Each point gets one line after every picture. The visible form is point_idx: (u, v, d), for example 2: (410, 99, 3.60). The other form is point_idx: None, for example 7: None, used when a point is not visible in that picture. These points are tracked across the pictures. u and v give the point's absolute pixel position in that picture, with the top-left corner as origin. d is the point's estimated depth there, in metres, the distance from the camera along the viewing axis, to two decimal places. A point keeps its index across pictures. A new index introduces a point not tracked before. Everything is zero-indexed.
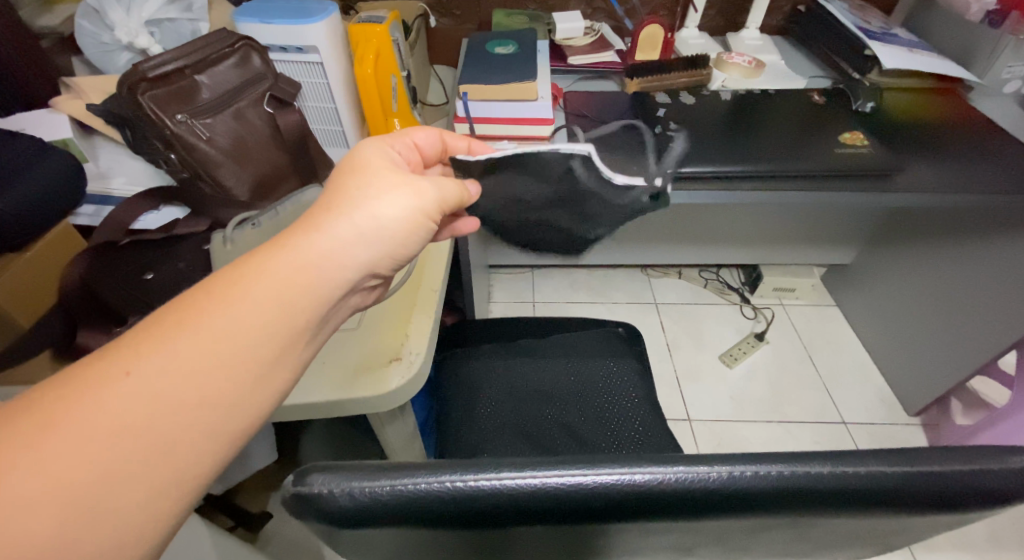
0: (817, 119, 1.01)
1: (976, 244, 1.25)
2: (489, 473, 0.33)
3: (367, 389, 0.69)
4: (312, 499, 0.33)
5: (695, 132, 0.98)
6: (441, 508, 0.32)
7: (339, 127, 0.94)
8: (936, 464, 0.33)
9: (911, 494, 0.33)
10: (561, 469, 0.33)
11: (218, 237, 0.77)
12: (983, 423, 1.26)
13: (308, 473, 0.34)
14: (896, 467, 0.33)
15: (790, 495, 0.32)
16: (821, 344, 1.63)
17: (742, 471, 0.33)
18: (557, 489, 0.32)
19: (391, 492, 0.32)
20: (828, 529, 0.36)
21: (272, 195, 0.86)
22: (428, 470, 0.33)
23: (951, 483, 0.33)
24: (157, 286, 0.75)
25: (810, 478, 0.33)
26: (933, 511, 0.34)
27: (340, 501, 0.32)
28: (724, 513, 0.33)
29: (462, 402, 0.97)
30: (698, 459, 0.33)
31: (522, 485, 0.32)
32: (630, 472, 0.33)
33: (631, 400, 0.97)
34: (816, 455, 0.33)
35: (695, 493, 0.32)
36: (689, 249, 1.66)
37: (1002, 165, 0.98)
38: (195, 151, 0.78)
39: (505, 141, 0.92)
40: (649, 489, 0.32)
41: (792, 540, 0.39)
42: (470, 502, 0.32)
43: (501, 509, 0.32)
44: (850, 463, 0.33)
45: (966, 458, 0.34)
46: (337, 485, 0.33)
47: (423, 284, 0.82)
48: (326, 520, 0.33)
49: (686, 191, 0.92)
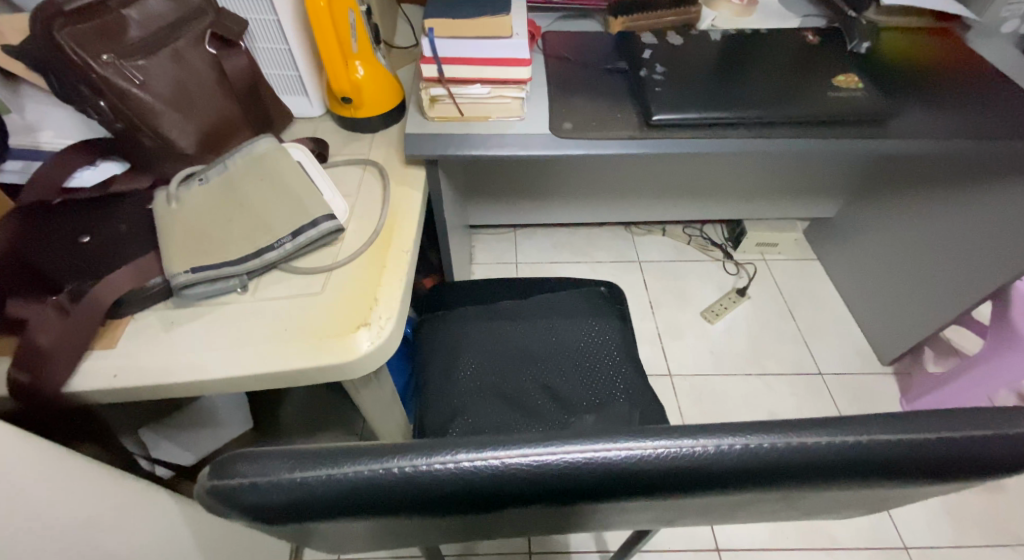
0: (810, 61, 0.95)
1: (957, 194, 1.22)
2: (446, 456, 0.32)
3: (333, 355, 0.65)
4: (236, 493, 0.31)
5: (682, 75, 0.91)
6: (394, 491, 0.31)
7: (294, 73, 0.87)
8: (941, 431, 0.33)
9: (909, 462, 0.33)
10: (525, 446, 0.33)
11: (162, 196, 0.72)
12: (954, 372, 1.28)
13: (231, 463, 0.32)
14: (896, 434, 0.33)
15: (780, 466, 0.32)
16: (801, 298, 1.61)
17: (730, 445, 0.32)
18: (522, 469, 0.32)
19: (331, 481, 0.31)
20: (817, 496, 0.37)
21: (221, 148, 0.79)
22: (372, 457, 0.32)
23: (958, 451, 0.32)
24: (97, 248, 0.69)
25: (807, 449, 0.32)
26: (935, 478, 0.34)
27: (272, 494, 0.31)
28: (700, 488, 0.33)
29: (439, 367, 0.93)
30: (681, 430, 0.33)
31: (481, 467, 0.32)
32: (595, 447, 0.32)
33: (613, 359, 0.93)
34: (811, 425, 0.33)
35: (672, 467, 0.32)
36: (673, 205, 1.62)
37: (995, 109, 0.93)
38: (128, 99, 0.68)
39: (478, 85, 0.84)
40: (623, 468, 0.32)
41: (779, 505, 0.40)
42: (423, 485, 0.32)
43: (458, 491, 0.32)
44: (851, 432, 0.33)
45: (974, 423, 0.33)
46: (268, 474, 0.31)
47: (397, 242, 0.77)
48: (251, 513, 0.32)
49: (670, 142, 0.86)
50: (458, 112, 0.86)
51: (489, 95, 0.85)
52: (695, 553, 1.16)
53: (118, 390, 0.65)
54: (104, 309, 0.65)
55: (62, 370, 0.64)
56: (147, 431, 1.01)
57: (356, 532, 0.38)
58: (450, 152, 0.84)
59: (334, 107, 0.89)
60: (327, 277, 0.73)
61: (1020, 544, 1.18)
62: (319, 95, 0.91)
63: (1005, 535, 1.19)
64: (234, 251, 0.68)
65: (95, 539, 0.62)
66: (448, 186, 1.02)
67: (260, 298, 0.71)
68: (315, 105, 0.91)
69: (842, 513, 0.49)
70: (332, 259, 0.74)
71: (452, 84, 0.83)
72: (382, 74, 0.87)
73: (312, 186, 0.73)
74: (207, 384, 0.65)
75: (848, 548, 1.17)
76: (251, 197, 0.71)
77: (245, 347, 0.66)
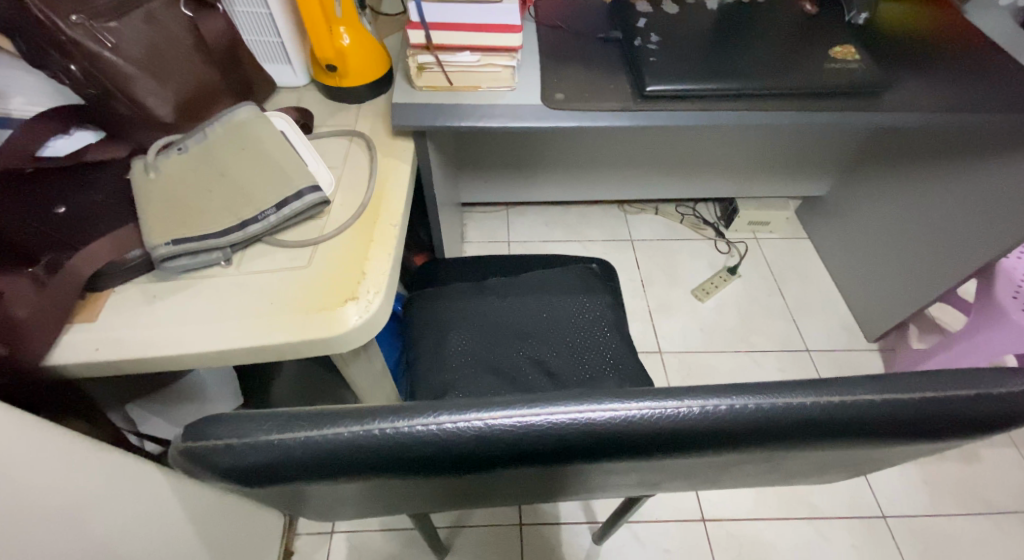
0: (808, 31, 0.93)
1: (948, 169, 1.21)
2: (427, 418, 0.31)
3: (319, 326, 0.64)
4: (206, 455, 0.31)
5: (678, 44, 0.89)
6: (374, 454, 0.31)
7: (277, 39, 0.85)
8: (930, 390, 0.32)
9: (901, 423, 0.32)
10: (508, 408, 0.32)
11: (140, 164, 0.70)
12: (937, 347, 1.29)
13: (204, 425, 0.31)
14: (885, 394, 0.32)
15: (766, 428, 0.31)
16: (791, 276, 1.61)
17: (717, 405, 0.31)
18: (505, 431, 0.31)
19: (308, 443, 0.30)
20: (802, 458, 0.36)
21: (201, 116, 0.76)
22: (353, 418, 0.31)
23: (948, 411, 0.32)
24: (70, 220, 0.66)
25: (796, 409, 0.31)
26: (923, 439, 0.33)
27: (245, 455, 0.30)
28: (687, 451, 0.32)
29: (428, 342, 0.92)
30: (668, 392, 0.32)
31: (462, 429, 0.31)
32: (580, 409, 0.32)
33: (603, 333, 0.93)
34: (800, 385, 0.32)
35: (661, 429, 0.31)
36: (666, 180, 1.60)
37: (991, 82, 0.92)
38: (100, 62, 0.65)
39: (467, 53, 0.81)
40: (607, 430, 0.31)
41: (767, 467, 0.39)
42: (404, 448, 0.31)
43: (440, 454, 0.31)
44: (838, 392, 0.32)
45: (964, 383, 0.33)
46: (241, 436, 0.30)
47: (383, 212, 0.76)
48: (227, 477, 0.31)
49: (662, 114, 0.85)
50: (447, 81, 0.84)
51: (479, 63, 0.82)
52: (681, 524, 1.17)
53: (99, 363, 0.63)
54: (83, 281, 0.64)
55: (38, 345, 0.61)
56: (136, 408, 1.00)
57: (340, 495, 0.38)
58: (437, 123, 0.81)
59: (317, 75, 0.87)
60: (313, 249, 0.71)
61: (995, 513, 1.20)
62: (303, 63, 0.89)
63: (980, 503, 1.21)
64: (215, 221, 0.67)
65: (83, 508, 0.62)
66: (437, 158, 1.00)
67: (244, 270, 0.69)
68: (299, 74, 0.89)
69: (826, 477, 0.49)
70: (318, 231, 0.73)
71: (440, 51, 0.81)
72: (368, 41, 0.84)
73: (295, 154, 0.71)
74: (190, 357, 0.64)
75: (828, 516, 1.19)
76: (231, 165, 0.69)
77: (229, 321, 0.65)
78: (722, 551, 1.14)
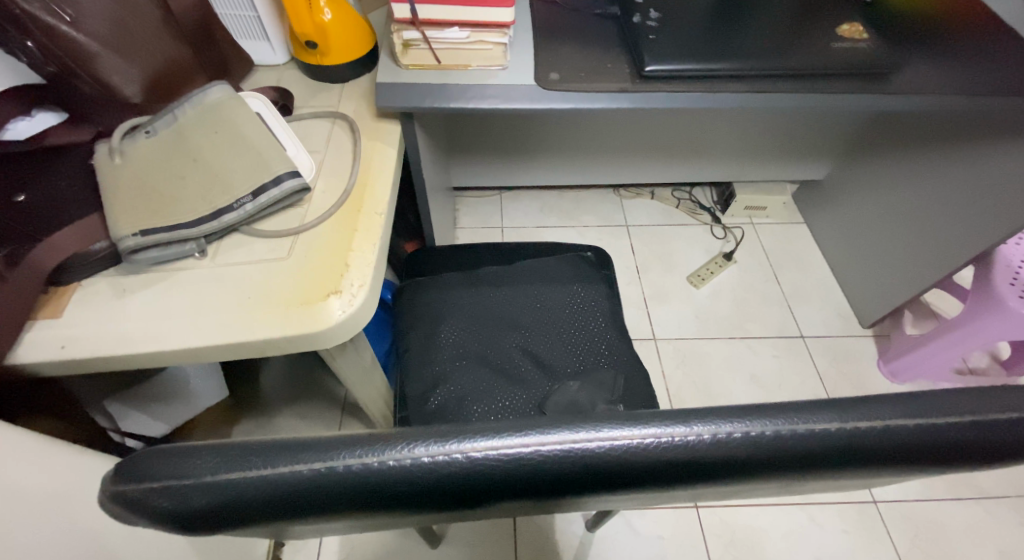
0: (812, 9, 0.88)
1: (949, 153, 1.18)
2: (402, 451, 0.28)
3: (300, 324, 0.60)
4: (146, 498, 0.27)
5: (678, 21, 0.85)
6: (344, 490, 0.27)
7: (253, 13, 0.80)
8: (971, 411, 0.29)
9: (934, 448, 0.29)
10: (495, 437, 0.28)
11: (105, 150, 0.65)
12: (935, 333, 1.25)
13: (141, 464, 0.28)
14: (915, 418, 0.28)
15: (781, 457, 0.28)
16: (787, 261, 1.58)
17: (729, 433, 0.28)
18: (490, 462, 0.28)
19: (262, 481, 0.27)
20: (820, 482, 0.33)
21: (172, 97, 0.72)
22: (316, 452, 0.28)
23: (989, 436, 0.28)
24: (32, 208, 0.62)
25: (816, 436, 0.28)
26: (956, 465, 0.30)
27: (192, 495, 0.27)
28: (693, 480, 0.29)
29: (417, 336, 0.89)
30: (674, 417, 0.29)
31: (442, 462, 0.28)
32: (574, 437, 0.28)
33: (598, 326, 0.90)
34: (821, 407, 0.29)
35: (665, 458, 0.28)
36: (662, 163, 1.56)
37: (999, 63, 0.88)
38: (59, 38, 0.60)
39: (455, 29, 0.76)
40: (604, 459, 0.28)
41: (779, 488, 0.36)
42: (377, 484, 0.28)
43: (418, 488, 0.28)
44: (863, 416, 0.29)
45: (1007, 404, 0.29)
46: (186, 475, 0.27)
47: (367, 201, 0.71)
48: (175, 520, 0.28)
49: (657, 96, 0.80)
50: (435, 59, 0.80)
51: (468, 40, 0.78)
52: (673, 512, 1.16)
53: (67, 362, 0.60)
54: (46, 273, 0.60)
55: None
56: (114, 403, 0.93)
57: (315, 526, 0.35)
58: (423, 105, 0.77)
59: (297, 52, 0.83)
60: (293, 242, 0.67)
61: (985, 498, 1.20)
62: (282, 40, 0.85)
63: (972, 490, 1.20)
64: (188, 211, 0.62)
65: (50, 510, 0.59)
66: (426, 142, 0.95)
67: (219, 265, 0.65)
68: (278, 51, 0.85)
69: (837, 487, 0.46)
70: (299, 222, 0.69)
71: (426, 26, 0.76)
72: (351, 16, 0.79)
73: (273, 140, 0.67)
74: (164, 356, 0.60)
75: (821, 503, 1.17)
76: (203, 152, 0.65)
77: (204, 318, 0.61)
78: (715, 539, 1.13)
